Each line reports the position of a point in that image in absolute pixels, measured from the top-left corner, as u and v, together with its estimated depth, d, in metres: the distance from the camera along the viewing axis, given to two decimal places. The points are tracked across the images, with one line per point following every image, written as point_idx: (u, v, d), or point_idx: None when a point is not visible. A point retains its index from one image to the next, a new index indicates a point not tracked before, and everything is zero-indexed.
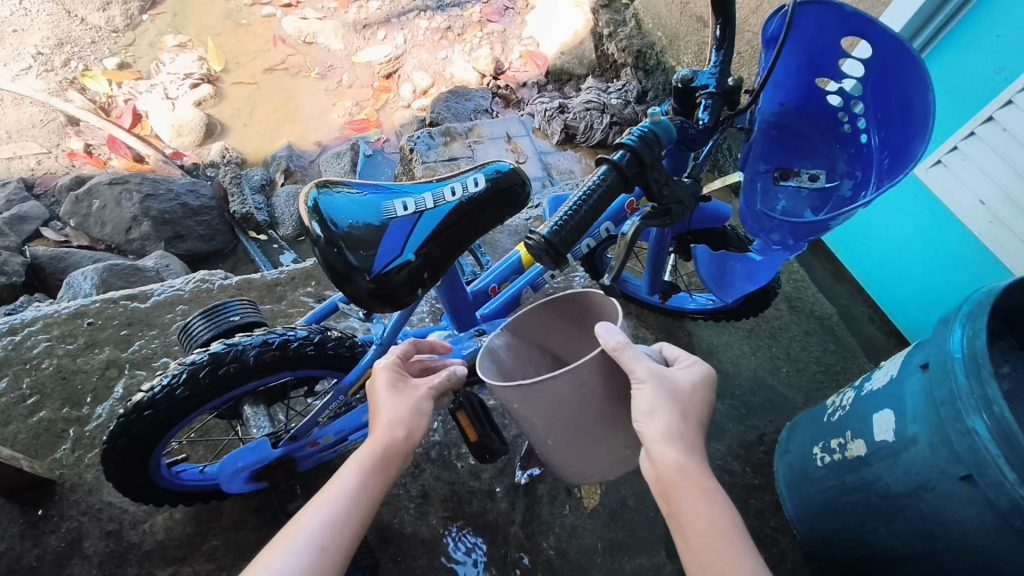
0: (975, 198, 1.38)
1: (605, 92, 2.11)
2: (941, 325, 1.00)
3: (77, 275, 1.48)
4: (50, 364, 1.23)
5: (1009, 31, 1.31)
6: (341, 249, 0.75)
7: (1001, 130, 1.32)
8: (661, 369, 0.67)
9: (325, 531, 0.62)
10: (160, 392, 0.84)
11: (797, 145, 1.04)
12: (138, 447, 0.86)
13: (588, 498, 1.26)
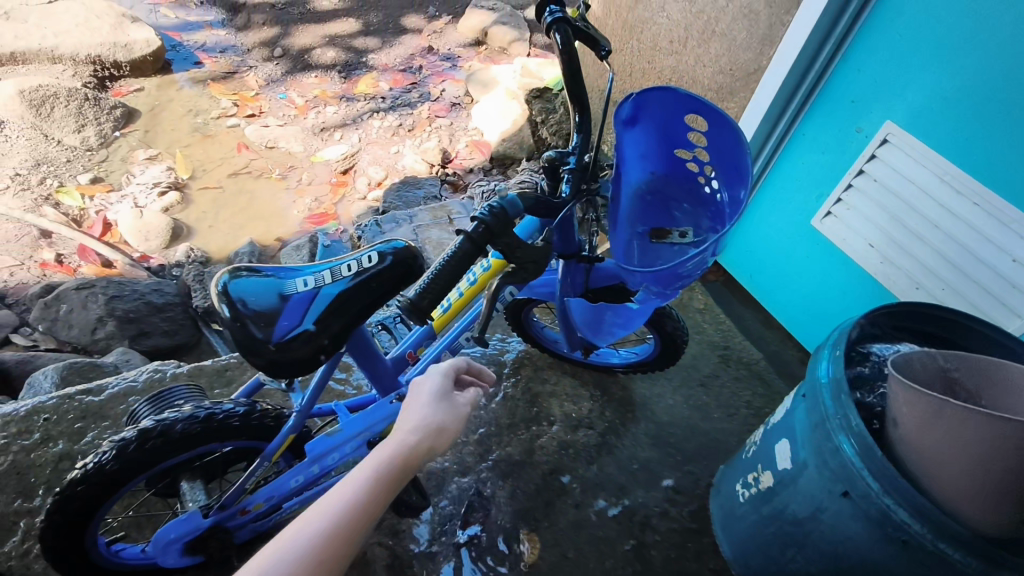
0: (865, 242, 1.49)
1: (538, 173, 2.33)
2: (814, 358, 1.10)
3: (39, 375, 1.56)
4: (5, 460, 1.30)
5: (860, 96, 1.42)
6: (247, 323, 0.86)
7: (873, 181, 1.44)
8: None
9: (324, 542, 0.61)
10: (93, 468, 0.92)
11: (669, 208, 1.17)
12: (72, 523, 0.93)
13: (527, 552, 1.30)
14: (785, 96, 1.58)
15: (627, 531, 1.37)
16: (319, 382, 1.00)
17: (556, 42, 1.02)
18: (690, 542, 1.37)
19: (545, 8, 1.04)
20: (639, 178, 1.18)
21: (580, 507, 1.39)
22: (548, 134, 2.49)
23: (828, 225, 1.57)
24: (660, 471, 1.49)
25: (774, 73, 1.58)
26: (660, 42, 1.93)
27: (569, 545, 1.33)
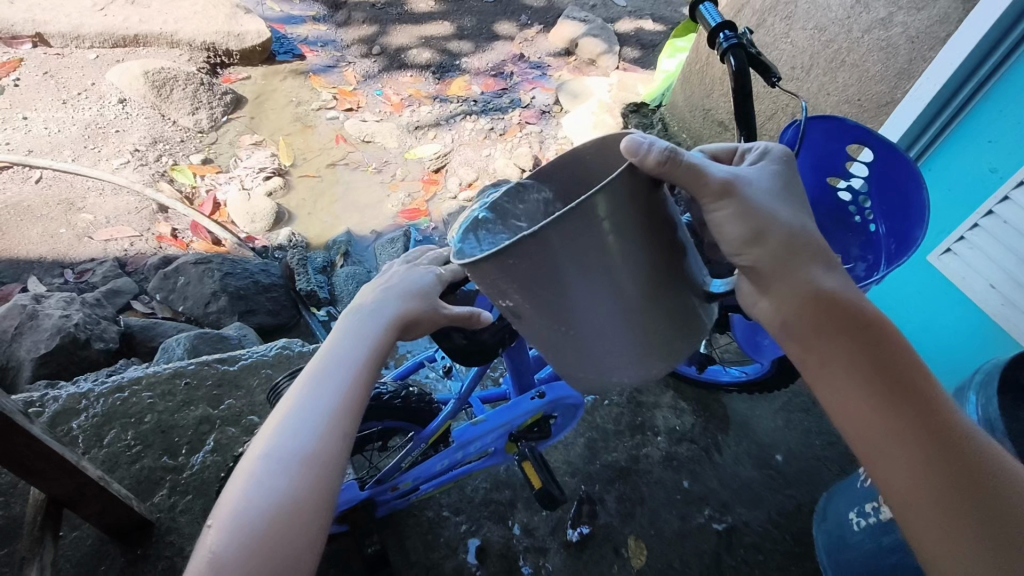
0: (986, 282, 1.44)
1: None
2: (959, 394, 1.10)
3: (171, 340, 1.66)
4: (151, 418, 1.39)
5: (999, 137, 1.39)
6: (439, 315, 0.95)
7: (1002, 223, 1.38)
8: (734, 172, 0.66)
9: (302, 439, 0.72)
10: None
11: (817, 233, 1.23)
12: None
13: (635, 558, 1.33)
14: (915, 132, 1.55)
15: (732, 547, 1.38)
16: (477, 376, 1.06)
17: (731, 65, 1.06)
18: (794, 567, 1.38)
19: (720, 33, 1.08)
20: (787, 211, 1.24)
21: (684, 519, 1.41)
22: None
23: (946, 262, 1.52)
24: (763, 493, 1.49)
25: (905, 107, 1.56)
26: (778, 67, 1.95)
27: (675, 555, 1.36)
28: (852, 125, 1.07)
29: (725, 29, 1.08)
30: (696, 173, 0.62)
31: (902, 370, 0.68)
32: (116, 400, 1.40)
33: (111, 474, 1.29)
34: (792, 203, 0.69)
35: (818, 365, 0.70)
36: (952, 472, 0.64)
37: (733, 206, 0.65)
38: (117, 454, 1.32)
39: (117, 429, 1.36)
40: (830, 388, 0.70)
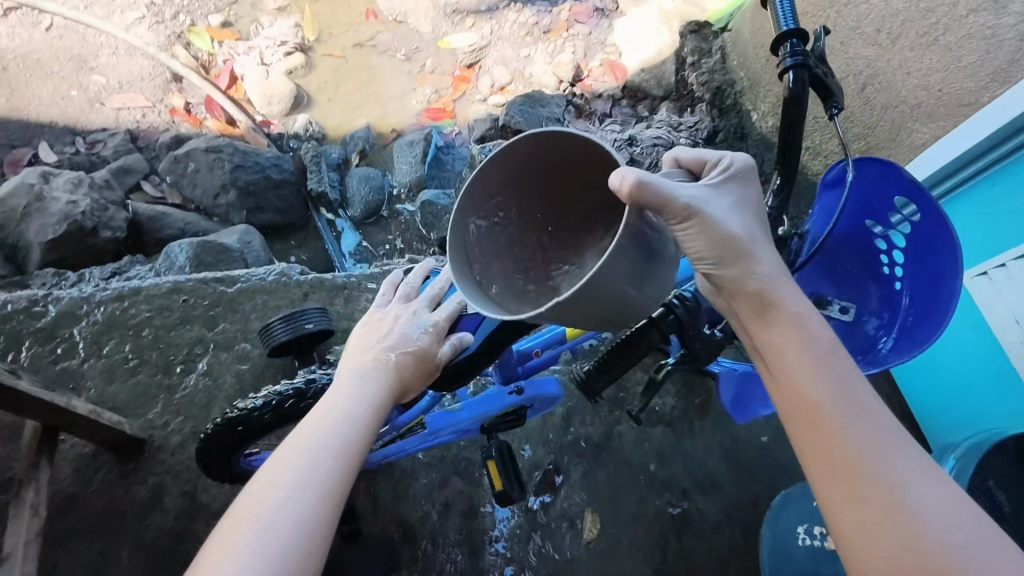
0: (1012, 317, 1.24)
1: (676, 129, 2.17)
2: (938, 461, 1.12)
3: (174, 244, 1.66)
4: (149, 333, 1.43)
5: None
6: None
7: None
8: (698, 197, 0.69)
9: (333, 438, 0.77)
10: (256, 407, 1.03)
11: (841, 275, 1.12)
12: (225, 448, 1.05)
13: (588, 530, 1.44)
14: None
15: (679, 533, 1.47)
16: None
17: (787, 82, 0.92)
18: (734, 558, 1.47)
19: (787, 42, 0.92)
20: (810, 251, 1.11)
21: (640, 501, 1.49)
22: (695, 81, 2.27)
23: (978, 285, 1.32)
24: (723, 484, 1.55)
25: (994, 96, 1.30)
26: (862, 25, 1.68)
27: (625, 533, 1.45)
28: (910, 178, 0.95)
29: (790, 39, 0.93)
30: (668, 199, 0.64)
31: (838, 362, 0.67)
32: (115, 309, 1.44)
33: (109, 386, 1.37)
34: (745, 216, 0.74)
35: (763, 344, 0.71)
36: (850, 469, 0.62)
37: (698, 224, 0.68)
38: (115, 366, 1.39)
39: (116, 340, 1.41)
40: (767, 363, 0.71)
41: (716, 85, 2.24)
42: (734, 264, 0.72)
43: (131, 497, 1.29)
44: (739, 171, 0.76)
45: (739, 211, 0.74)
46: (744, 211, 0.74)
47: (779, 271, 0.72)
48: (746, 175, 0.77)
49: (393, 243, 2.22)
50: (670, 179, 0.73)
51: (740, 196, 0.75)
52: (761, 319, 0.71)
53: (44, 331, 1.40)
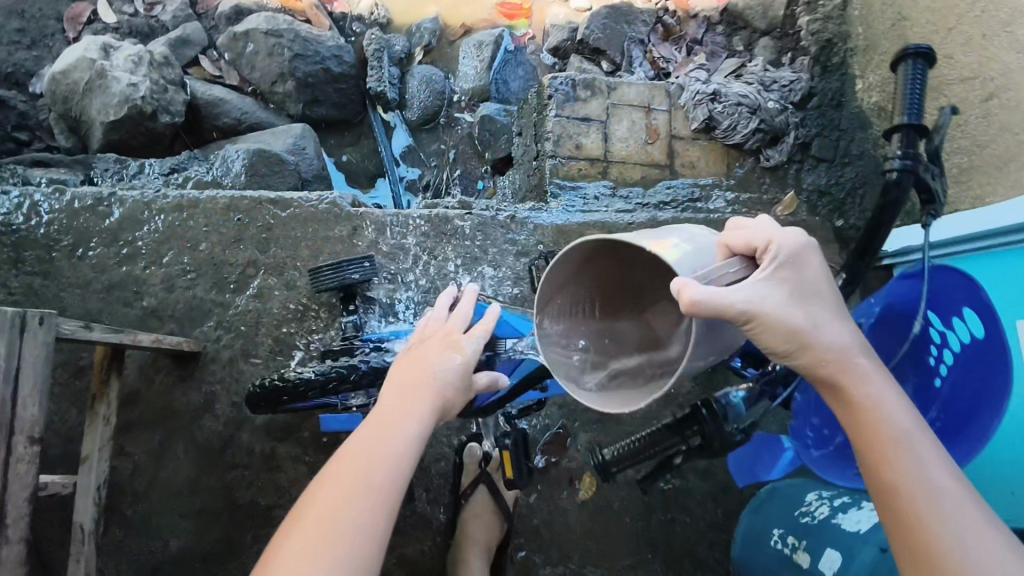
0: None
1: (767, 86, 1.95)
2: None
3: (230, 149, 1.68)
4: (205, 248, 1.50)
5: None
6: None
7: None
8: (751, 296, 0.73)
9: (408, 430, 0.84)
10: (300, 380, 1.12)
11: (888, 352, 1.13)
12: (272, 402, 1.14)
13: (584, 490, 1.59)
14: None
15: (666, 505, 1.62)
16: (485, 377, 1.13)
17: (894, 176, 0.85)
18: (710, 532, 1.64)
19: (901, 143, 0.85)
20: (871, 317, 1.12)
21: (637, 472, 1.62)
22: (804, 25, 1.99)
23: None
24: (718, 469, 1.66)
25: None
26: (1016, 22, 1.43)
27: (617, 496, 1.61)
28: (987, 303, 0.90)
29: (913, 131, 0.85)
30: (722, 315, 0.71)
31: (908, 442, 0.71)
32: (175, 220, 1.50)
33: (169, 295, 1.47)
34: (811, 297, 0.76)
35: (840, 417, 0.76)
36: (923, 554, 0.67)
37: (756, 322, 0.73)
38: (174, 276, 1.48)
39: (175, 251, 1.49)
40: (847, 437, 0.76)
41: (826, 37, 1.94)
42: (803, 355, 0.76)
43: (187, 399, 1.45)
44: (787, 247, 0.76)
45: (796, 297, 0.75)
46: (802, 295, 0.76)
47: (847, 343, 0.76)
48: (795, 253, 0.76)
49: (446, 155, 2.16)
50: (719, 275, 0.75)
51: (795, 279, 0.76)
52: (840, 403, 0.76)
53: (109, 233, 1.47)
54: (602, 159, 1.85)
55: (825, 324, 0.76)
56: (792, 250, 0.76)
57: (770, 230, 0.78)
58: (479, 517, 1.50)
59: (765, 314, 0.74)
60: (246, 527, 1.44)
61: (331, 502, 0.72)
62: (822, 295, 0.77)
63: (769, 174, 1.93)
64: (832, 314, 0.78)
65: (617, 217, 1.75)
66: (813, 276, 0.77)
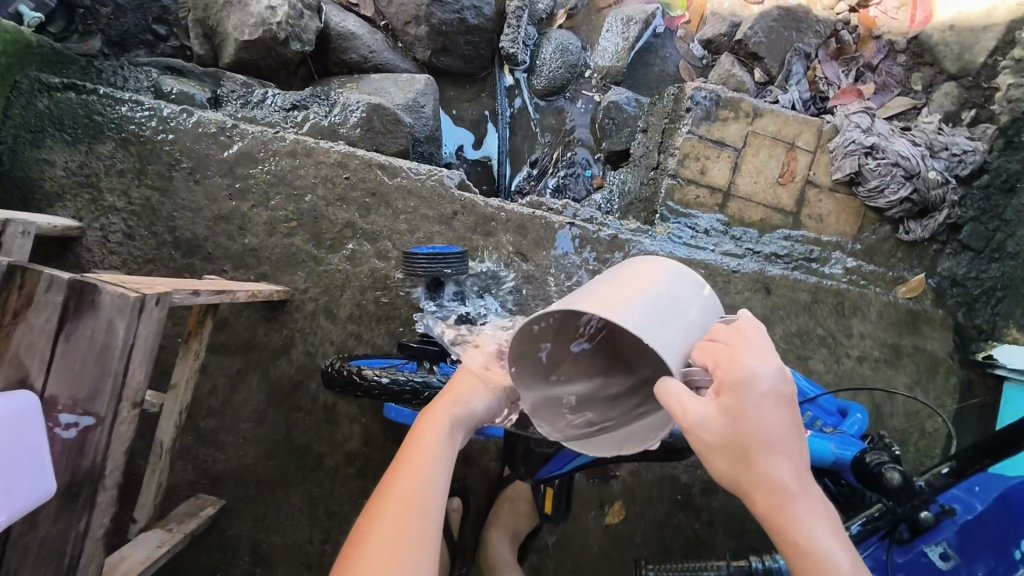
0: None
1: (930, 147, 1.73)
2: None
3: (352, 96, 1.66)
4: (310, 199, 1.51)
5: None
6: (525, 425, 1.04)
7: None
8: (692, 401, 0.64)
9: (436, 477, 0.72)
10: (380, 383, 1.16)
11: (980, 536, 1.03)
12: (343, 385, 1.19)
13: (610, 514, 1.59)
14: None
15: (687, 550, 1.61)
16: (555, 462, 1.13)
17: None
18: None
19: None
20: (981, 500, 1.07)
21: (669, 515, 1.60)
22: (1002, 88, 1.73)
23: None
24: (749, 530, 1.63)
25: None
26: None
27: (639, 531, 1.61)
28: None
29: None
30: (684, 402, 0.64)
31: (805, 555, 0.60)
32: (287, 165, 1.50)
33: (268, 238, 1.50)
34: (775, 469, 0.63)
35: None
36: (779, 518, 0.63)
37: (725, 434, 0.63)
38: (278, 220, 1.50)
39: (283, 197, 1.50)
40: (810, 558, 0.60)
41: None
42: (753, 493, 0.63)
43: (267, 340, 1.51)
44: (730, 375, 0.64)
45: (734, 455, 0.63)
46: (738, 451, 0.63)
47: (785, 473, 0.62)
48: (740, 382, 0.63)
49: (562, 133, 2.07)
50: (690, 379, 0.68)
51: (731, 437, 0.63)
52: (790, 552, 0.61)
53: (226, 164, 1.49)
54: (723, 190, 1.72)
55: (691, 443, 0.65)
56: (737, 377, 0.64)
57: (686, 398, 0.65)
58: (513, 505, 1.52)
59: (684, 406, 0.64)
60: (298, 467, 1.52)
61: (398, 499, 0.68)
62: (761, 426, 0.63)
63: (903, 248, 1.75)
64: (769, 440, 0.62)
65: (722, 260, 1.63)
66: (756, 404, 0.63)
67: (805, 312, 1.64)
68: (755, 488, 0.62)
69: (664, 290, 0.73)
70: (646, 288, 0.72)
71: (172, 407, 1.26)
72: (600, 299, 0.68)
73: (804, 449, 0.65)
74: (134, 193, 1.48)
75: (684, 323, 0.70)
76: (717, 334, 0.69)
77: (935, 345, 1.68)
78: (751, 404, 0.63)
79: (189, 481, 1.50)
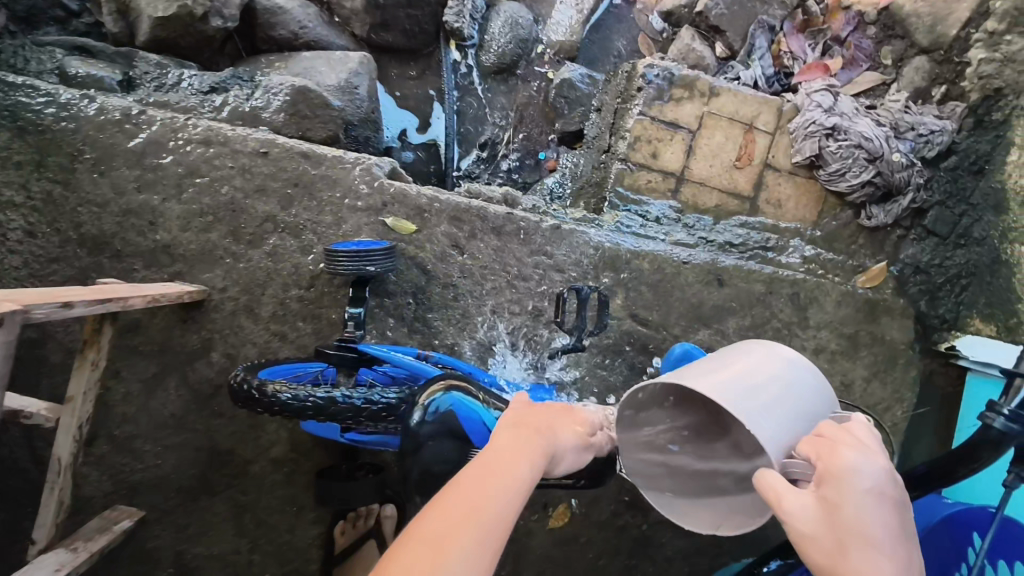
0: None
1: (896, 126, 1.63)
2: None
3: (275, 77, 1.53)
4: (226, 191, 1.40)
5: None
6: (422, 443, 0.95)
7: None
8: (785, 486, 0.67)
9: (510, 475, 0.72)
10: (283, 400, 1.06)
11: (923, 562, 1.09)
12: (246, 401, 1.09)
13: (554, 517, 1.53)
14: None
15: (634, 550, 1.56)
16: None
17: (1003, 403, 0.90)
18: None
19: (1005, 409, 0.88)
20: (926, 517, 1.09)
21: (615, 515, 1.54)
22: (974, 62, 1.61)
23: None
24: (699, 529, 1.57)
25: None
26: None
27: (585, 533, 1.54)
28: None
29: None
30: (777, 488, 0.67)
31: None
32: (199, 154, 1.39)
33: (182, 234, 1.39)
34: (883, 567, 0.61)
35: None
36: None
37: (826, 526, 0.64)
38: (191, 215, 1.39)
39: (196, 189, 1.39)
40: None
41: (997, 85, 1.58)
42: None
43: (185, 343, 1.41)
44: (831, 469, 0.66)
45: (833, 544, 0.63)
46: (839, 539, 0.63)
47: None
48: (840, 475, 0.65)
49: (514, 112, 1.94)
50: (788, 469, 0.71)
51: (832, 524, 0.64)
52: None
53: (133, 155, 1.38)
54: (677, 175, 1.62)
55: (792, 541, 0.66)
56: (838, 471, 0.65)
57: (779, 482, 0.68)
58: None
59: (779, 492, 0.67)
60: (221, 475, 1.44)
61: (469, 484, 0.69)
62: (864, 521, 0.63)
63: (865, 234, 1.66)
64: (874, 538, 0.62)
65: (673, 251, 1.54)
66: (860, 503, 0.63)
67: (760, 304, 1.55)
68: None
69: (759, 388, 0.79)
70: (748, 375, 0.81)
71: (69, 420, 1.18)
72: (705, 376, 0.81)
73: (914, 556, 0.63)
74: (33, 186, 1.37)
75: (782, 401, 0.79)
76: (823, 429, 0.73)
77: (897, 335, 1.61)
78: (851, 500, 0.64)
79: (106, 490, 1.43)
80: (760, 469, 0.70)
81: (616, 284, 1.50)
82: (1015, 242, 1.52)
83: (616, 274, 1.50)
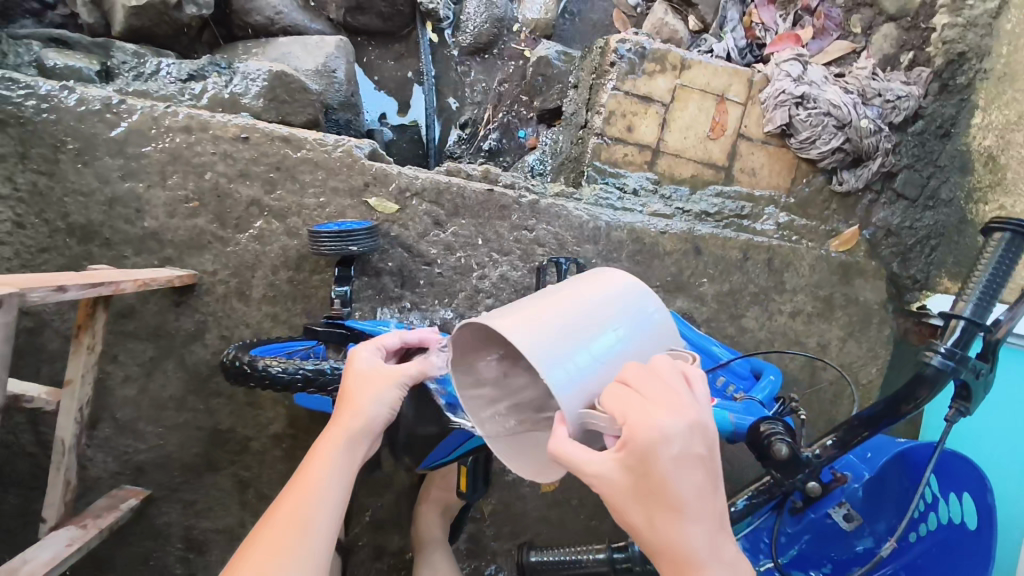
0: None
1: (863, 93, 1.67)
2: None
3: (253, 64, 1.56)
4: (211, 177, 1.42)
5: None
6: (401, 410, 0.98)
7: None
8: (584, 456, 0.66)
9: (340, 468, 0.82)
10: (274, 373, 1.10)
11: (882, 502, 1.14)
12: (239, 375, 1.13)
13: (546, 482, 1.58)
14: None
15: None
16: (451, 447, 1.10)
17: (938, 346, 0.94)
18: None
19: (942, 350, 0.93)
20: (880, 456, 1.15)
21: None
22: (938, 28, 1.65)
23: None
24: None
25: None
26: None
27: (577, 495, 1.59)
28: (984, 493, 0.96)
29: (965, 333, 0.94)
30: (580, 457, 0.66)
31: None
32: (182, 141, 1.42)
33: (169, 221, 1.42)
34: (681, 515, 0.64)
35: None
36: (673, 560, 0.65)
37: (627, 486, 0.65)
38: (176, 203, 1.42)
39: (180, 175, 1.42)
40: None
41: (960, 49, 1.63)
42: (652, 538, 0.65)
43: (178, 326, 1.44)
44: (638, 438, 0.63)
45: (635, 500, 0.64)
46: (643, 498, 0.64)
47: (690, 527, 0.63)
48: (645, 448, 0.63)
49: (492, 93, 1.96)
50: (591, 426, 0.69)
51: (635, 485, 0.64)
52: None
53: (116, 144, 1.40)
54: (653, 147, 1.67)
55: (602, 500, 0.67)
56: (642, 443, 0.63)
57: (582, 451, 0.67)
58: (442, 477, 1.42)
59: (582, 460, 0.66)
60: (220, 453, 1.47)
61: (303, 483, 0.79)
62: (673, 481, 0.63)
63: (838, 199, 1.70)
64: (682, 495, 0.63)
65: (650, 222, 1.58)
66: (667, 469, 0.63)
67: (737, 269, 1.60)
68: (647, 545, 0.65)
69: (567, 335, 0.76)
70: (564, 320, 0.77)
71: (70, 403, 1.20)
72: (508, 319, 0.75)
73: (719, 492, 0.66)
74: (18, 178, 1.38)
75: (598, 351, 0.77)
76: (628, 377, 0.70)
77: (872, 296, 1.65)
78: (659, 467, 0.63)
79: (110, 473, 1.45)
80: (562, 437, 0.68)
81: (597, 255, 1.54)
82: (981, 202, 1.59)
83: (597, 245, 1.54)
